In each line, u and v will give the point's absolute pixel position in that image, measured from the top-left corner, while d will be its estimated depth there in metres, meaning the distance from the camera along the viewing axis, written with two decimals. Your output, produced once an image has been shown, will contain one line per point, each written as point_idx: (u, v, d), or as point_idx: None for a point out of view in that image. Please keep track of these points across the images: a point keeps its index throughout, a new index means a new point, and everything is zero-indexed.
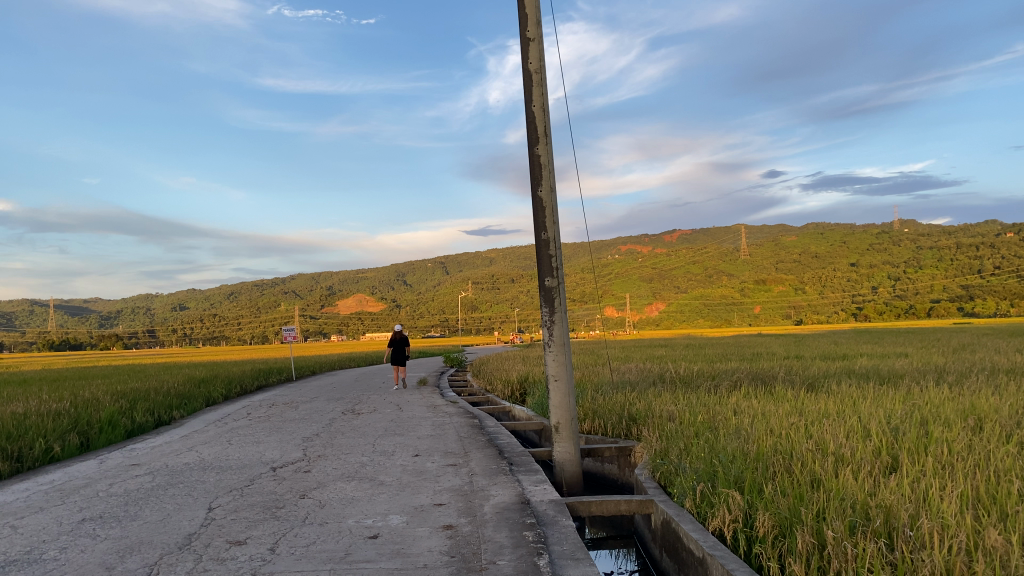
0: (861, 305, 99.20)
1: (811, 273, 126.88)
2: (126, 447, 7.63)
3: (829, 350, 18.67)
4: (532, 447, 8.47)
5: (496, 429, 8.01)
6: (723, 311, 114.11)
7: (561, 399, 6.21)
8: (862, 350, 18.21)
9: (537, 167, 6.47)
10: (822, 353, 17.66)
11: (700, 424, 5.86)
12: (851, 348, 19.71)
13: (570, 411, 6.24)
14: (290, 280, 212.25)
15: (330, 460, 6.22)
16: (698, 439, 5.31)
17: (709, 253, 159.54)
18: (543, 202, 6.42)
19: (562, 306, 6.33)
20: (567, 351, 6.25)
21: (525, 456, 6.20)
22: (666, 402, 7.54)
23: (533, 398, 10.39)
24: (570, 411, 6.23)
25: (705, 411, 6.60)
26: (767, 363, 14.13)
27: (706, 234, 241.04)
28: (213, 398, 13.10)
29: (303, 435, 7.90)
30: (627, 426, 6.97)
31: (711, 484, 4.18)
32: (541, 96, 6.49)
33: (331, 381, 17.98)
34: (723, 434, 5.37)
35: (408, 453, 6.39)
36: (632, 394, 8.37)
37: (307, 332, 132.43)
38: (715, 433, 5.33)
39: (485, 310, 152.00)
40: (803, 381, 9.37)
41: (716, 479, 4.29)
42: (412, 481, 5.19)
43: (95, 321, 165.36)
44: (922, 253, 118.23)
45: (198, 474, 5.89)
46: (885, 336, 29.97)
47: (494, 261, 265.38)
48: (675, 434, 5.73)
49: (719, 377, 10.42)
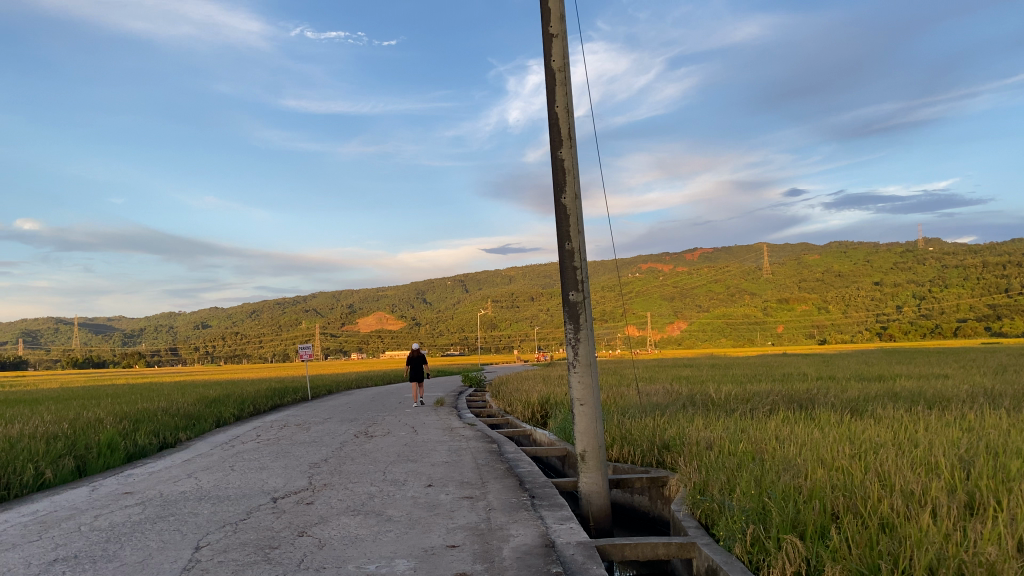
0: (885, 325, 97.86)
1: (834, 292, 125.39)
2: (122, 473, 7.20)
3: (862, 371, 17.95)
4: (555, 473, 7.98)
5: (517, 455, 7.48)
6: (745, 330, 112.95)
7: (587, 425, 5.71)
8: (898, 371, 17.48)
9: (559, 169, 5.99)
10: (856, 374, 16.92)
11: (744, 454, 5.33)
12: (884, 369, 18.98)
13: (596, 437, 5.73)
14: (312, 298, 213.47)
15: (335, 490, 5.72)
16: (746, 469, 4.78)
17: (730, 271, 158.39)
18: (566, 209, 5.95)
19: (588, 324, 5.82)
20: (593, 373, 5.76)
21: (548, 489, 5.66)
22: (702, 428, 7.02)
23: (555, 420, 9.87)
24: (598, 437, 5.73)
25: (746, 440, 6.07)
26: (801, 384, 13.46)
27: (728, 253, 239.54)
28: (225, 418, 12.72)
29: (309, 460, 7.43)
30: (659, 455, 6.45)
31: (765, 525, 3.67)
32: (564, 95, 6.04)
33: (347, 401, 17.56)
34: (769, 465, 4.84)
35: (420, 482, 5.89)
36: (663, 418, 7.86)
37: (328, 350, 132.76)
38: (764, 463, 4.81)
39: (504, 328, 151.78)
40: (846, 404, 8.79)
41: (767, 518, 3.78)
42: (421, 516, 4.69)
43: (119, 339, 166.93)
44: (947, 272, 116.58)
45: (192, 505, 5.42)
46: (918, 355, 29.08)
47: (514, 279, 265.37)
48: (717, 465, 5.22)
49: (755, 399, 9.85)
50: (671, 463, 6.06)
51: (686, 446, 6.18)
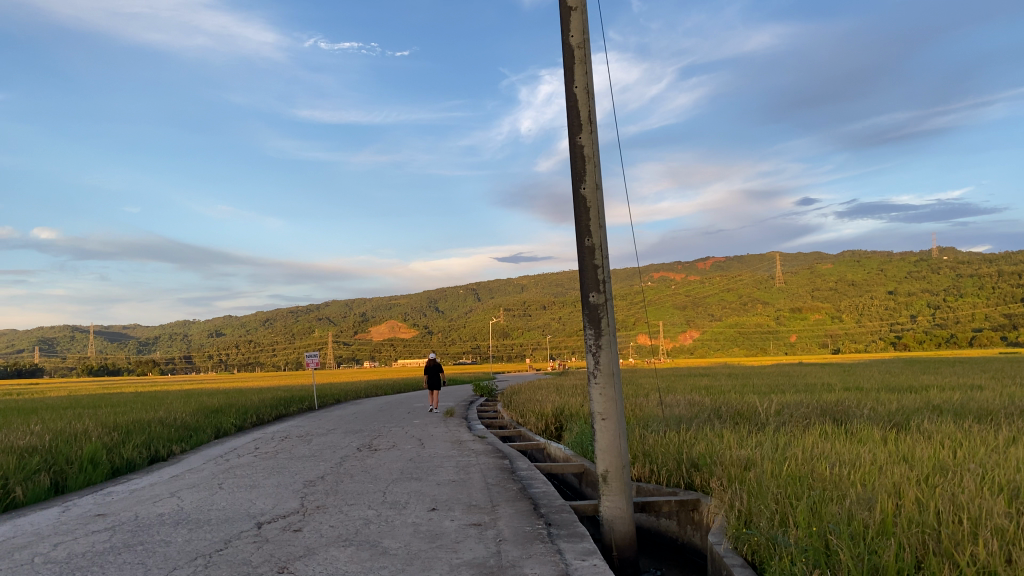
0: (900, 334, 96.69)
1: (848, 301, 124.19)
2: (100, 490, 6.64)
3: (887, 381, 17.22)
4: (572, 493, 7.36)
5: (531, 472, 6.85)
6: (758, 339, 111.83)
7: (610, 442, 5.12)
8: (924, 381, 16.74)
9: (579, 156, 5.38)
10: (883, 384, 16.07)
11: (792, 477, 4.74)
12: (910, 379, 18.23)
13: (620, 453, 5.14)
14: (324, 306, 213.37)
15: (328, 514, 5.14)
16: (804, 494, 4.21)
17: (743, 280, 157.16)
18: (585, 198, 5.33)
19: (610, 329, 5.22)
20: (618, 376, 5.17)
21: (567, 514, 5.05)
22: (741, 444, 6.35)
23: (571, 433, 9.27)
24: (622, 457, 5.13)
25: (789, 459, 5.47)
26: (826, 393, 12.76)
27: (740, 262, 238.03)
28: (223, 430, 12.16)
29: (305, 477, 6.85)
30: (689, 473, 5.82)
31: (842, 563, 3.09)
32: (583, 74, 5.44)
33: (353, 411, 16.97)
34: (827, 491, 4.26)
35: (424, 506, 5.28)
36: (691, 432, 7.25)
37: (340, 358, 132.47)
38: (822, 490, 4.21)
39: (516, 337, 151.12)
40: (887, 419, 8.12)
41: (838, 560, 3.19)
42: (421, 550, 4.05)
43: (133, 347, 167.30)
44: (962, 281, 115.14)
45: (167, 530, 4.82)
46: (938, 365, 28.33)
47: (526, 287, 264.97)
48: (765, 486, 4.64)
49: (786, 413, 9.17)
50: (703, 483, 5.46)
51: (720, 465, 5.55)
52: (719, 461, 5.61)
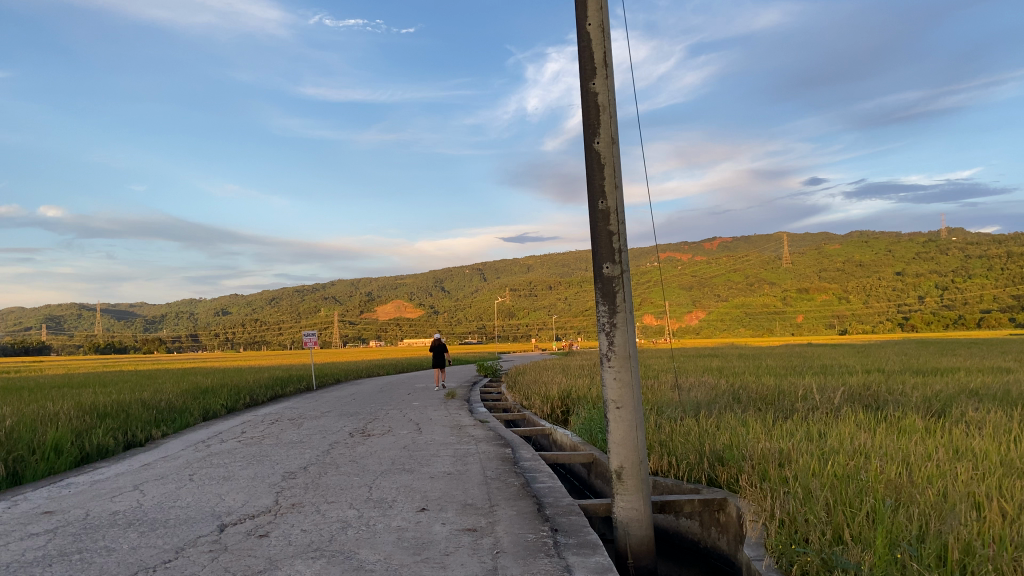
0: (907, 315, 95.86)
1: (855, 282, 123.15)
2: (60, 480, 6.01)
3: (906, 363, 16.65)
4: (580, 485, 6.77)
5: (535, 463, 6.23)
6: (765, 319, 111.13)
7: (626, 434, 4.47)
8: (943, 363, 16.19)
9: (592, 104, 4.67)
10: (901, 365, 15.47)
11: (846, 478, 4.10)
12: (928, 360, 17.67)
13: (635, 448, 4.50)
14: (330, 286, 213.01)
15: (303, 514, 4.53)
16: (871, 501, 3.61)
17: (750, 261, 156.18)
18: (599, 153, 4.62)
19: (628, 307, 4.55)
20: (638, 351, 4.53)
21: (576, 517, 4.39)
22: (773, 435, 5.69)
23: (579, 418, 8.64)
24: (639, 449, 4.48)
25: (834, 453, 4.83)
26: (847, 377, 12.12)
27: (747, 242, 236.49)
28: (212, 412, 11.60)
29: (286, 469, 6.20)
30: (711, 468, 5.19)
31: None
32: (597, 12, 4.71)
33: (352, 392, 16.41)
34: (897, 498, 3.62)
35: (412, 505, 4.63)
36: (713, 419, 6.63)
37: (346, 337, 132.32)
38: (891, 498, 3.57)
39: (522, 317, 150.76)
40: (926, 405, 7.45)
41: None
42: (402, 565, 3.40)
43: (140, 325, 167.29)
44: (970, 262, 113.87)
45: (115, 533, 4.19)
46: (952, 347, 27.73)
47: (532, 267, 264.07)
48: (820, 485, 4.02)
49: (814, 397, 8.48)
50: (733, 476, 4.85)
51: (754, 460, 4.92)
52: (751, 455, 4.98)
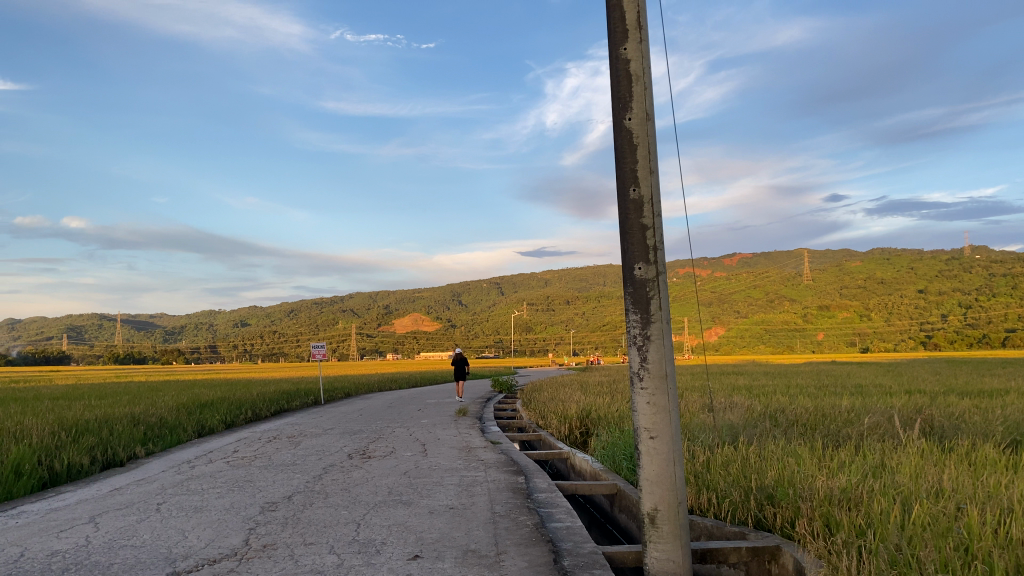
0: (930, 333, 94.14)
1: (876, 299, 121.36)
2: (14, 507, 5.34)
3: (943, 384, 15.73)
4: (602, 517, 5.99)
5: (551, 495, 5.49)
6: (785, 337, 109.61)
7: (661, 469, 3.71)
8: (983, 385, 15.26)
9: (623, 73, 3.90)
10: (938, 387, 14.54)
11: (950, 533, 3.28)
12: (967, 381, 16.76)
13: (672, 483, 3.73)
14: (348, 298, 213.06)
15: (276, 561, 3.78)
16: (986, 573, 2.82)
17: (770, 278, 154.44)
18: (631, 132, 3.86)
19: (663, 320, 3.78)
20: (678, 365, 3.77)
21: (597, 569, 3.64)
22: (834, 469, 4.91)
23: (601, 442, 7.86)
24: (677, 489, 3.72)
25: (912, 495, 4.05)
26: (889, 399, 11.21)
27: (767, 258, 234.56)
28: (206, 428, 10.86)
29: (266, 498, 5.45)
30: (760, 505, 4.44)
31: None
32: None
33: (359, 407, 15.69)
34: (1018, 574, 2.82)
35: (405, 553, 3.86)
36: (755, 447, 5.85)
37: (363, 350, 132.02)
38: (1011, 566, 2.78)
39: (540, 331, 149.98)
40: (990, 434, 6.63)
41: None
42: None
43: (160, 337, 168.04)
44: (994, 280, 111.80)
45: None
46: (984, 366, 26.65)
47: (550, 282, 263.12)
48: (913, 542, 3.25)
49: (863, 421, 7.68)
50: (795, 514, 4.08)
51: (823, 499, 4.10)
52: (819, 493, 4.16)
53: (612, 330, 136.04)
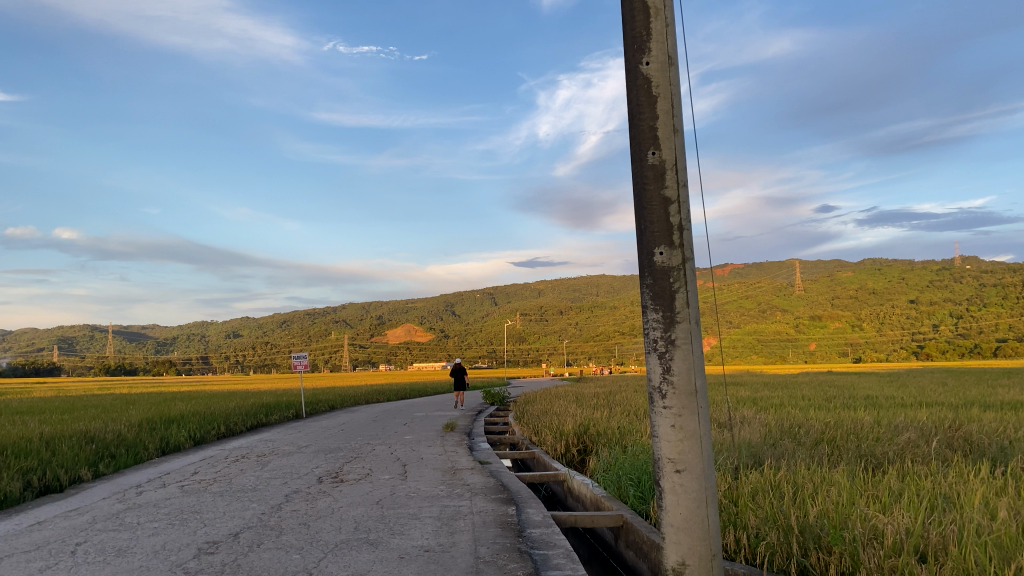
0: (922, 343, 93.71)
1: (868, 309, 120.94)
2: None
3: (953, 395, 15.00)
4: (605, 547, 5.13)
5: (546, 530, 4.66)
6: (777, 346, 108.93)
7: (689, 503, 2.90)
8: (994, 397, 14.57)
9: (640, 8, 3.10)
10: (950, 399, 13.72)
11: None
12: (976, 393, 16.10)
13: (704, 515, 2.91)
14: (340, 309, 211.75)
15: None
16: None
17: (762, 288, 154.13)
18: (650, 80, 3.04)
19: (693, 310, 2.96)
20: (709, 374, 2.96)
21: None
22: (892, 504, 4.09)
23: (603, 461, 7.04)
24: (713, 529, 2.91)
25: (998, 541, 3.24)
26: (909, 413, 10.39)
27: (758, 268, 234.56)
28: (171, 445, 9.96)
29: (205, 536, 4.56)
30: (818, 542, 3.58)
31: None
32: None
33: (341, 421, 14.87)
34: None
35: None
36: (792, 474, 5.01)
37: (356, 361, 130.97)
38: None
39: (533, 342, 149.14)
40: None
41: None
42: None
43: (151, 348, 166.51)
44: (985, 290, 111.68)
45: None
46: (984, 376, 26.02)
47: (543, 292, 262.37)
48: None
49: (895, 439, 6.88)
50: (858, 553, 3.29)
51: (890, 543, 3.29)
52: (889, 537, 3.33)
53: (605, 341, 135.36)
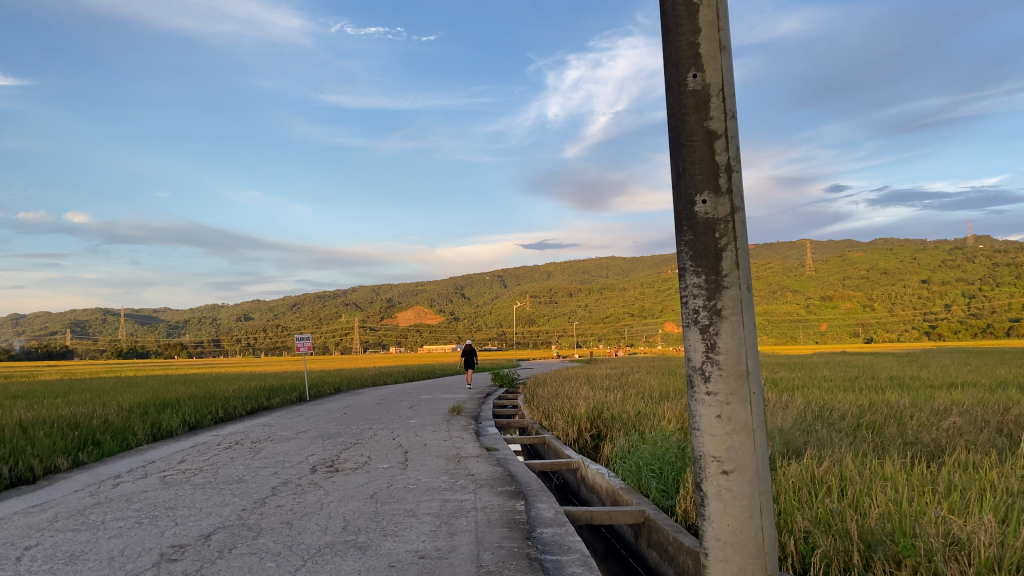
0: (934, 323, 92.71)
1: (880, 289, 119.78)
2: None
3: (975, 375, 14.41)
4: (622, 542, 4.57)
5: (554, 529, 4.14)
6: (787, 327, 108.14)
7: (740, 499, 2.32)
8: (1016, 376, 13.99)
9: None
10: (971, 380, 13.15)
11: None
12: (994, 373, 15.56)
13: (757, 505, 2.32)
14: (350, 292, 211.62)
15: None
16: None
17: (773, 269, 152.93)
18: None
19: (741, 252, 2.37)
20: (763, 350, 2.38)
21: None
22: (965, 506, 3.51)
23: (619, 448, 6.49)
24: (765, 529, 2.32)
25: None
26: (938, 394, 9.82)
27: (768, 249, 232.73)
28: (162, 431, 9.47)
29: (165, 540, 3.96)
30: (893, 550, 2.98)
31: None
32: None
33: (344, 404, 14.39)
34: None
35: None
36: (837, 466, 4.43)
37: (366, 343, 130.75)
38: None
39: (543, 324, 148.69)
40: None
41: None
42: None
43: (163, 331, 166.88)
44: (998, 269, 110.36)
45: None
46: (1001, 356, 25.41)
47: (552, 274, 261.29)
48: None
49: (940, 423, 6.29)
50: (949, 564, 2.73)
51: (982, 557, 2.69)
52: (980, 550, 2.75)
53: (615, 322, 134.81)
